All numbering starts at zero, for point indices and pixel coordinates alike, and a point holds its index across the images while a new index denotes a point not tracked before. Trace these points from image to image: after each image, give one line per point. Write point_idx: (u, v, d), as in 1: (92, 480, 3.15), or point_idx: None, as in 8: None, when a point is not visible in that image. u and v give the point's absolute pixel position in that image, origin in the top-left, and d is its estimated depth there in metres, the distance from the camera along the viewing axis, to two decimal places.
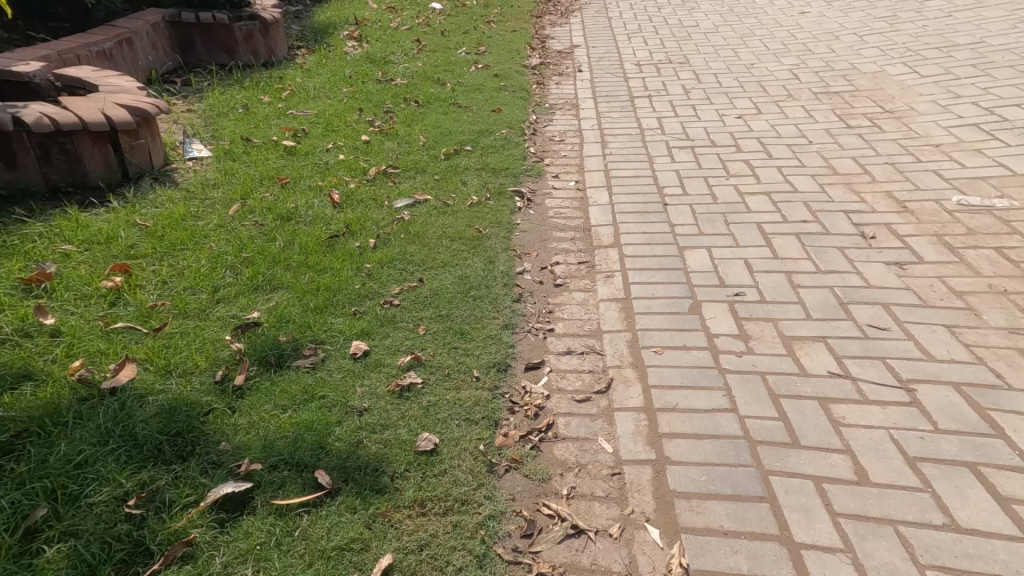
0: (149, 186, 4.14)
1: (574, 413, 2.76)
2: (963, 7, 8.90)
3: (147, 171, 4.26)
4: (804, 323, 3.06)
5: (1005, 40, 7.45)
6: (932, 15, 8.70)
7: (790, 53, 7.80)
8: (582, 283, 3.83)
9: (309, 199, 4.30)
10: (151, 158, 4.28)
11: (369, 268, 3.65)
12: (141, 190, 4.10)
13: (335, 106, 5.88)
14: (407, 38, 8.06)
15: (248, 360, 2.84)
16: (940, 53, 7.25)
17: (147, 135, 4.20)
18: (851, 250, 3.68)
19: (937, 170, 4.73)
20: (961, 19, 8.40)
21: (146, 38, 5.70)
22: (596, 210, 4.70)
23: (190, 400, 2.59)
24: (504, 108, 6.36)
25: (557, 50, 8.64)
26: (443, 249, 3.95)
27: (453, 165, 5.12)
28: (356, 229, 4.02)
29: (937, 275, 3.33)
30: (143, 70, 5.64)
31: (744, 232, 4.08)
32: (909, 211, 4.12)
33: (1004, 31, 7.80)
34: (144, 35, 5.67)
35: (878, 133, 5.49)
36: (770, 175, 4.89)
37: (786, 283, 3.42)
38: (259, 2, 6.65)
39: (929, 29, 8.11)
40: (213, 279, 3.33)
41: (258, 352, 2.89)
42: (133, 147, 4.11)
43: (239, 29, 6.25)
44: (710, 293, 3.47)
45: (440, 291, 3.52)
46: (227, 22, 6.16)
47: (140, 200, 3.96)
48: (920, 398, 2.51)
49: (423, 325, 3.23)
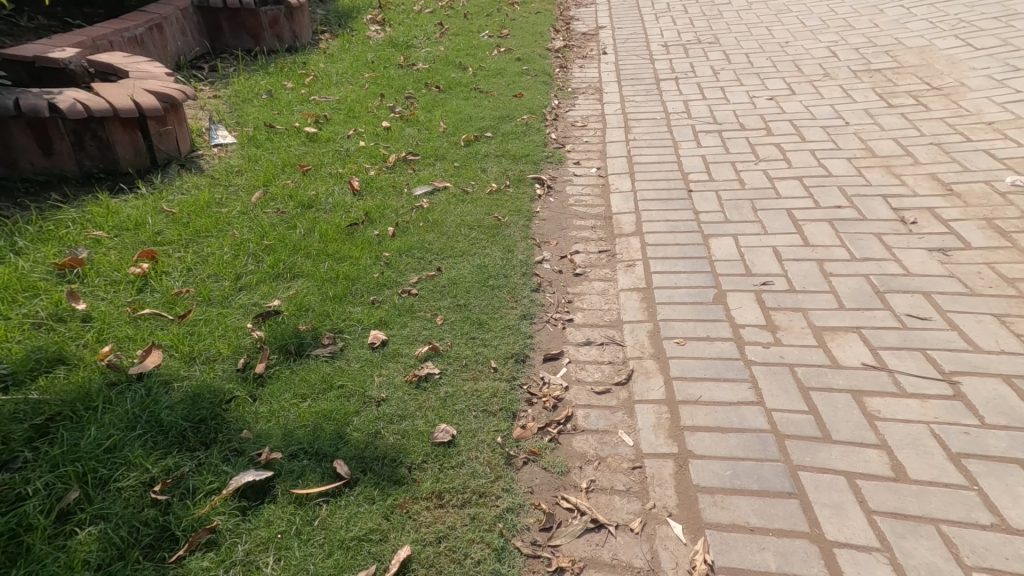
0: (175, 173, 4.21)
1: (593, 405, 2.70)
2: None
3: (174, 158, 4.33)
4: (836, 312, 2.89)
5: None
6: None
7: (827, 28, 7.39)
8: (602, 273, 3.74)
9: (329, 186, 4.31)
10: (178, 144, 4.34)
11: (388, 257, 3.64)
12: (168, 176, 4.17)
13: (356, 93, 5.86)
14: (429, 22, 7.94)
15: (268, 348, 2.87)
16: (998, 23, 6.75)
17: (174, 121, 4.26)
18: (889, 236, 3.45)
19: (989, 150, 4.41)
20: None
21: (175, 24, 5.79)
22: (617, 198, 4.57)
23: (214, 387, 2.65)
24: (526, 93, 6.24)
25: (581, 30, 8.41)
26: (461, 238, 3.92)
27: (474, 151, 5.05)
28: (375, 218, 4.01)
29: (987, 261, 3.09)
30: (172, 55, 5.72)
31: (773, 219, 3.90)
32: (954, 194, 3.84)
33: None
34: (173, 20, 5.76)
35: (922, 112, 5.15)
36: (802, 158, 4.66)
37: (817, 272, 3.25)
38: None
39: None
40: (236, 267, 3.37)
41: (278, 341, 2.92)
42: (160, 134, 4.18)
43: (265, 14, 6.27)
44: (735, 282, 3.34)
45: (458, 281, 3.49)
46: (253, 7, 6.20)
47: (167, 186, 4.04)
48: (964, 391, 2.35)
49: (440, 314, 3.22)
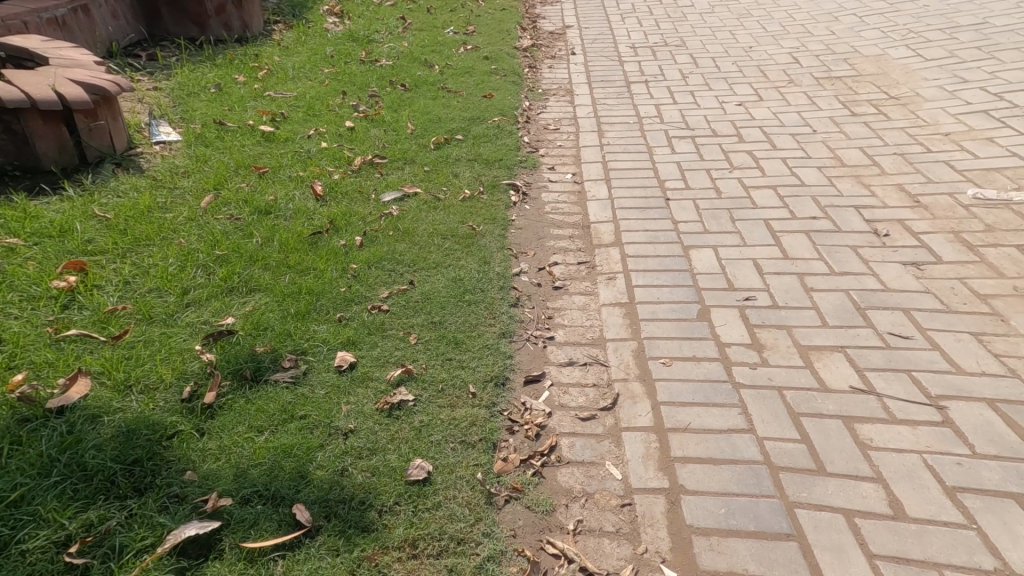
0: (109, 172, 3.75)
1: (578, 434, 2.55)
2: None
3: (108, 156, 3.87)
4: (819, 330, 2.86)
5: (1010, 20, 6.95)
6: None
7: (790, 34, 7.50)
8: (581, 286, 3.61)
9: (289, 190, 3.97)
10: (112, 140, 3.88)
11: (355, 269, 3.36)
12: (100, 176, 3.72)
13: (315, 89, 5.49)
14: (391, 16, 7.59)
15: (220, 374, 2.51)
16: (942, 35, 6.78)
17: (107, 115, 3.81)
18: (865, 249, 3.45)
19: (948, 161, 4.37)
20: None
21: (104, 7, 5.25)
22: (595, 206, 4.44)
23: (154, 422, 2.29)
24: (496, 93, 6.03)
25: (549, 30, 8.25)
26: (434, 249, 3.69)
27: (444, 155, 4.81)
28: (340, 226, 3.72)
29: (959, 276, 3.11)
30: (103, 40, 5.19)
31: (751, 230, 3.86)
32: (922, 206, 3.82)
33: (1011, 8, 7.25)
34: (102, 3, 5.23)
35: (883, 121, 5.15)
36: (775, 166, 4.65)
37: (798, 286, 3.22)
38: None
39: (929, 10, 7.57)
40: (182, 281, 2.98)
41: (232, 365, 2.56)
42: (89, 129, 3.73)
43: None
44: (717, 298, 3.27)
45: (432, 296, 3.26)
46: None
47: (99, 187, 3.60)
48: (952, 417, 2.33)
49: (414, 333, 2.97)
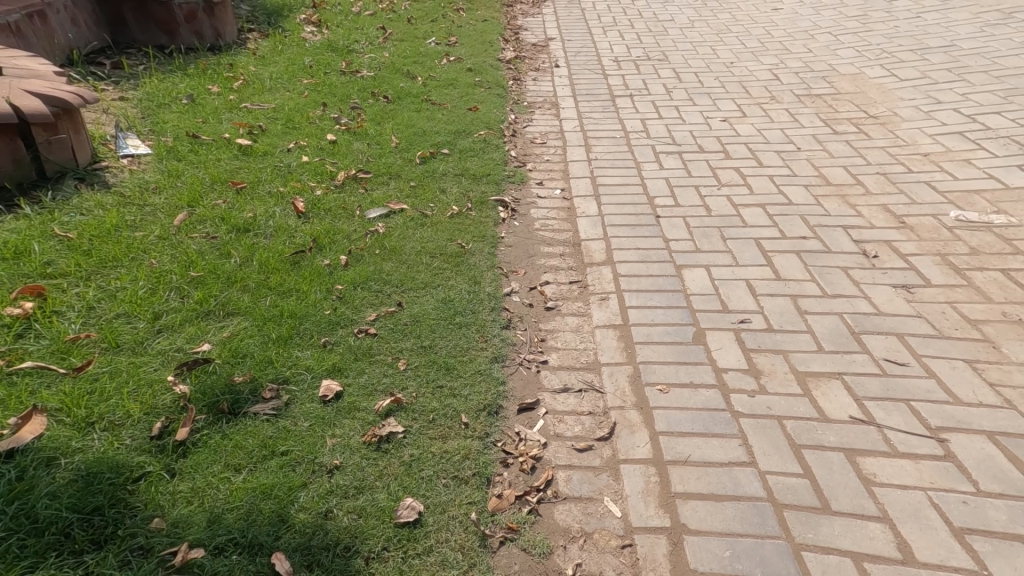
0: (71, 188, 3.56)
1: (575, 466, 2.44)
2: (937, 2, 8.59)
3: (70, 170, 3.69)
4: (816, 356, 2.85)
5: (977, 42, 7.18)
6: (905, 13, 8.36)
7: (769, 51, 7.63)
8: (574, 307, 3.53)
9: (269, 207, 3.81)
10: (74, 154, 3.70)
11: (341, 290, 3.21)
12: (61, 192, 3.52)
13: (293, 100, 5.34)
14: (371, 26, 7.49)
15: (194, 408, 2.33)
16: (915, 56, 7.01)
17: (69, 128, 3.62)
18: (855, 271, 3.46)
19: (929, 181, 4.45)
20: (935, 17, 8.11)
21: (63, 13, 5.09)
22: (585, 222, 4.38)
23: (119, 464, 2.10)
24: (481, 106, 5.96)
25: (531, 42, 8.24)
26: (422, 268, 3.57)
27: (430, 169, 4.71)
28: (324, 244, 3.58)
29: (948, 300, 3.14)
30: (62, 47, 5.03)
31: (742, 249, 3.84)
32: (907, 227, 3.87)
33: (977, 31, 7.49)
34: (61, 8, 5.07)
35: (864, 140, 5.24)
36: (762, 184, 4.67)
37: (792, 309, 3.20)
38: None
39: (900, 32, 7.74)
40: (154, 305, 2.80)
41: (207, 397, 2.39)
42: (48, 142, 3.54)
43: (179, 7, 5.65)
44: (712, 320, 3.23)
45: (422, 318, 3.13)
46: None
47: (60, 205, 3.38)
48: (954, 450, 2.32)
49: (403, 358, 2.82)
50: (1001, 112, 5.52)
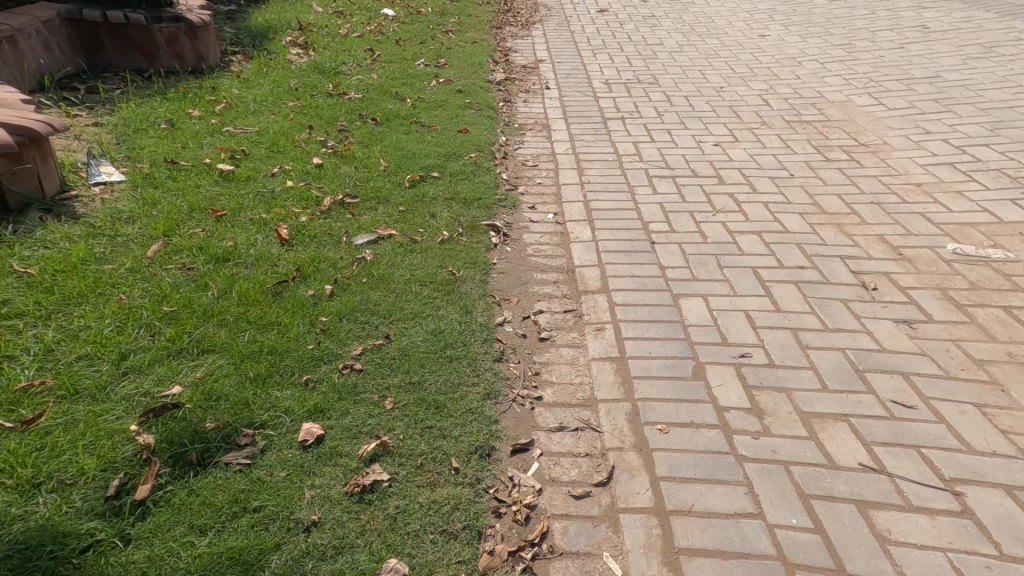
0: (35, 219, 3.49)
1: (572, 516, 2.30)
2: (919, 34, 8.81)
3: (35, 201, 3.64)
4: (820, 396, 2.80)
5: (960, 75, 7.34)
6: (889, 43, 8.56)
7: (757, 77, 7.73)
8: (569, 337, 3.42)
9: (250, 235, 3.71)
10: (40, 183, 3.66)
11: (325, 322, 3.08)
12: (24, 222, 3.45)
13: (278, 123, 5.26)
14: (359, 47, 7.47)
15: (158, 460, 2.15)
16: (902, 85, 7.14)
17: (34, 158, 3.60)
18: (855, 304, 3.41)
19: (923, 213, 4.45)
20: (918, 48, 8.30)
21: (36, 38, 5.13)
22: (579, 248, 4.30)
23: (66, 533, 1.89)
24: (471, 128, 5.91)
25: (521, 64, 8.27)
26: (411, 297, 3.47)
27: (420, 193, 4.62)
28: (308, 273, 3.47)
29: (952, 338, 3.09)
30: (33, 72, 5.04)
31: (739, 278, 3.78)
32: (905, 259, 3.83)
33: (960, 64, 7.67)
34: (32, 33, 5.09)
35: (857, 169, 5.26)
36: (757, 211, 4.63)
37: (793, 343, 3.14)
38: (185, 3, 6.04)
39: (887, 60, 7.97)
40: (119, 344, 2.62)
41: (173, 448, 2.20)
42: (12, 173, 3.51)
43: (159, 31, 5.66)
44: (711, 353, 3.14)
45: (411, 352, 3.00)
46: (143, 23, 5.59)
47: (21, 240, 3.26)
48: (971, 506, 2.28)
49: (390, 397, 2.66)
50: (989, 144, 5.60)
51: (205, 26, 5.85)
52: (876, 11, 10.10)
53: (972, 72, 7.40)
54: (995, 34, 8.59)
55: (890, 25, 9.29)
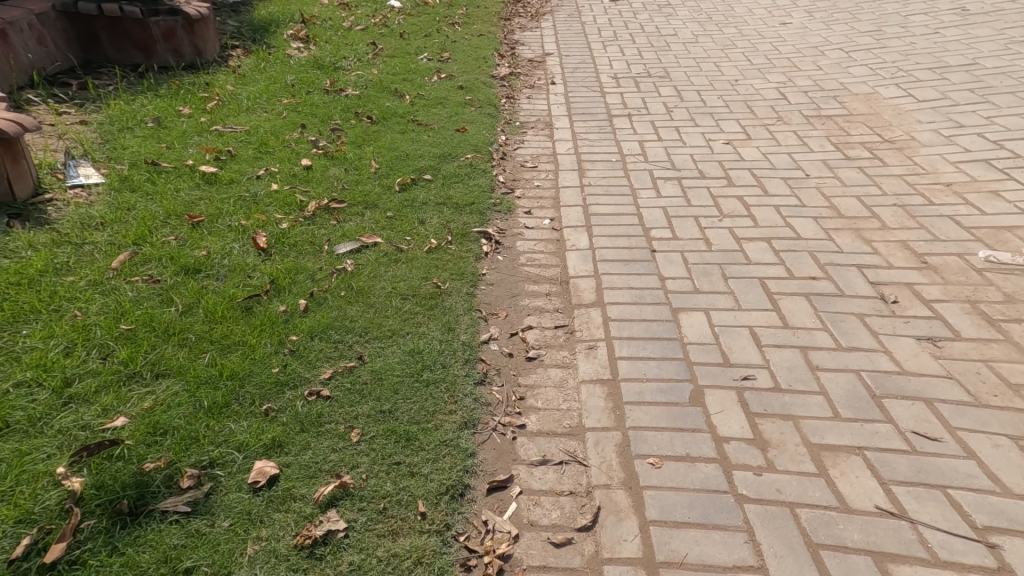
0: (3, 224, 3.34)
1: (549, 568, 2.10)
2: (958, 18, 8.31)
3: (4, 205, 3.50)
4: (831, 425, 2.53)
5: (1001, 61, 6.87)
6: (922, 29, 8.08)
7: (774, 68, 7.36)
8: (558, 356, 3.19)
9: (226, 243, 3.53)
10: (10, 186, 3.52)
11: (295, 342, 2.88)
12: None
13: (270, 122, 5.08)
14: (361, 41, 7.27)
15: (81, 509, 1.97)
16: (934, 74, 6.71)
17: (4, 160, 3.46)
18: (873, 319, 3.12)
19: (953, 216, 4.09)
20: (955, 33, 7.81)
21: (28, 31, 4.98)
22: (574, 257, 4.04)
23: None
24: (469, 127, 5.68)
25: (527, 57, 8.01)
26: (391, 312, 3.26)
27: (410, 198, 4.40)
28: (283, 286, 3.27)
29: (983, 357, 2.79)
30: (24, 68, 4.91)
31: (746, 290, 3.50)
32: (931, 267, 3.51)
33: (1000, 49, 7.18)
34: (25, 27, 4.95)
35: (879, 167, 4.91)
36: (767, 215, 4.33)
37: (802, 363, 2.87)
38: None
39: (918, 47, 7.51)
40: (64, 369, 2.45)
41: (103, 496, 2.02)
42: None
43: (156, 25, 5.52)
44: (712, 376, 2.89)
45: (384, 375, 2.79)
46: (140, 16, 5.45)
47: None
48: (1008, 561, 2.02)
49: (357, 428, 2.46)
50: None
51: (202, 20, 5.72)
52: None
53: (1014, 58, 6.92)
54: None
55: (923, 10, 8.77)
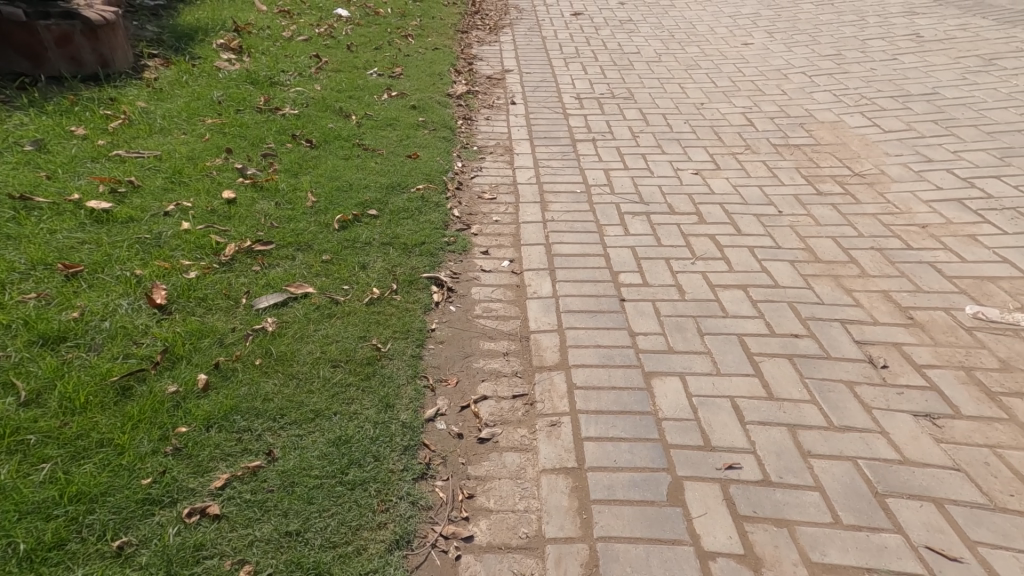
0: None
1: None
2: (913, 45, 8.46)
3: None
4: (831, 535, 2.19)
5: (960, 92, 6.95)
6: (882, 55, 8.19)
7: (739, 92, 7.23)
8: (515, 437, 2.71)
9: (111, 300, 2.88)
10: None
11: (183, 437, 2.32)
12: None
13: (188, 145, 4.45)
14: (303, 53, 6.71)
15: None
16: (898, 103, 6.72)
17: None
18: (864, 388, 2.81)
19: (933, 263, 3.90)
20: (912, 61, 7.92)
21: None
22: (535, 307, 3.59)
23: None
24: (422, 152, 5.20)
25: (486, 74, 7.63)
26: (317, 386, 2.70)
27: (352, 238, 3.86)
28: (180, 355, 2.67)
29: (988, 442, 2.51)
30: None
31: (724, 350, 3.15)
32: (918, 325, 3.26)
33: (959, 79, 7.31)
34: None
35: (852, 205, 4.72)
36: (742, 258, 4.02)
37: (792, 448, 2.52)
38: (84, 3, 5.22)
39: (880, 74, 7.57)
40: None
41: None
42: None
43: (45, 29, 4.80)
44: (691, 463, 2.51)
45: (297, 479, 2.27)
46: (24, 18, 4.70)
47: None
48: None
49: (248, 565, 1.98)
50: (998, 175, 5.14)
51: (106, 26, 5.06)
52: (866, 18, 9.75)
53: (972, 88, 7.04)
54: (995, 45, 8.30)
55: (881, 34, 8.95)
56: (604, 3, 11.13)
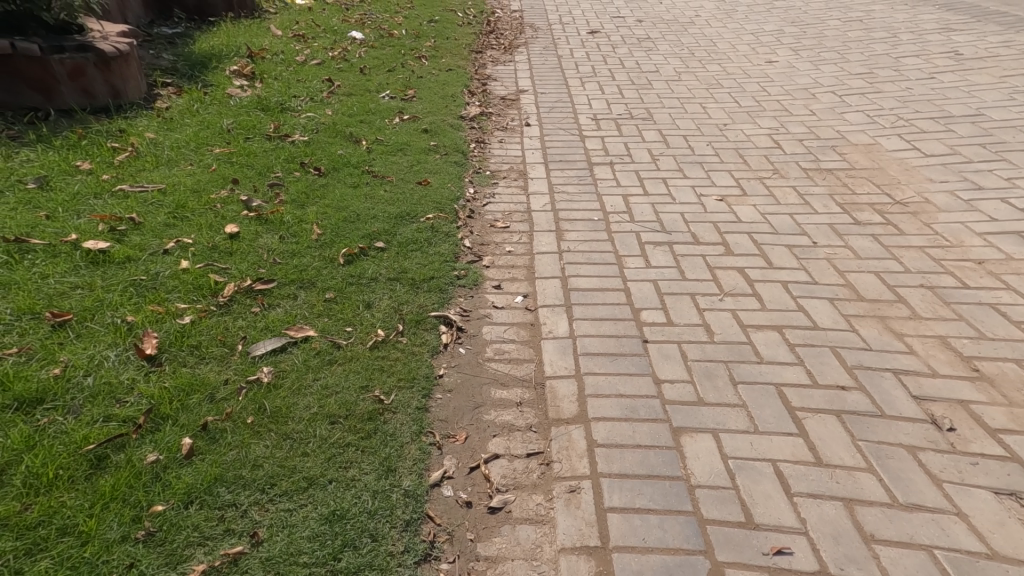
0: None
1: None
2: (950, 63, 8.06)
3: None
4: None
5: (1005, 113, 6.53)
6: (916, 72, 7.82)
7: (764, 112, 6.93)
8: (529, 506, 2.43)
9: (98, 352, 2.71)
10: None
11: (158, 518, 2.10)
12: None
13: (194, 176, 4.34)
14: (315, 77, 6.66)
15: None
16: (938, 124, 6.33)
17: None
18: (931, 458, 2.48)
19: (996, 304, 3.52)
20: (950, 80, 7.52)
21: None
22: (551, 348, 3.31)
23: None
24: (433, 179, 5.01)
25: (500, 94, 7.49)
26: (312, 448, 2.46)
27: (357, 273, 3.66)
28: (166, 415, 2.47)
29: None
30: None
31: (762, 403, 2.81)
32: (987, 379, 2.90)
33: (1003, 99, 6.88)
34: None
35: (895, 236, 4.36)
36: (776, 295, 3.68)
37: (850, 531, 2.21)
38: (97, 35, 5.24)
39: (916, 93, 7.19)
40: None
41: None
42: None
43: (59, 62, 4.80)
44: (732, 546, 2.20)
45: (282, 569, 2.02)
46: (38, 53, 4.71)
47: None
48: None
49: None
50: None
51: (119, 58, 5.06)
52: (897, 34, 9.37)
53: (1019, 108, 6.62)
54: None
55: (915, 51, 8.57)
56: (620, 19, 10.98)
